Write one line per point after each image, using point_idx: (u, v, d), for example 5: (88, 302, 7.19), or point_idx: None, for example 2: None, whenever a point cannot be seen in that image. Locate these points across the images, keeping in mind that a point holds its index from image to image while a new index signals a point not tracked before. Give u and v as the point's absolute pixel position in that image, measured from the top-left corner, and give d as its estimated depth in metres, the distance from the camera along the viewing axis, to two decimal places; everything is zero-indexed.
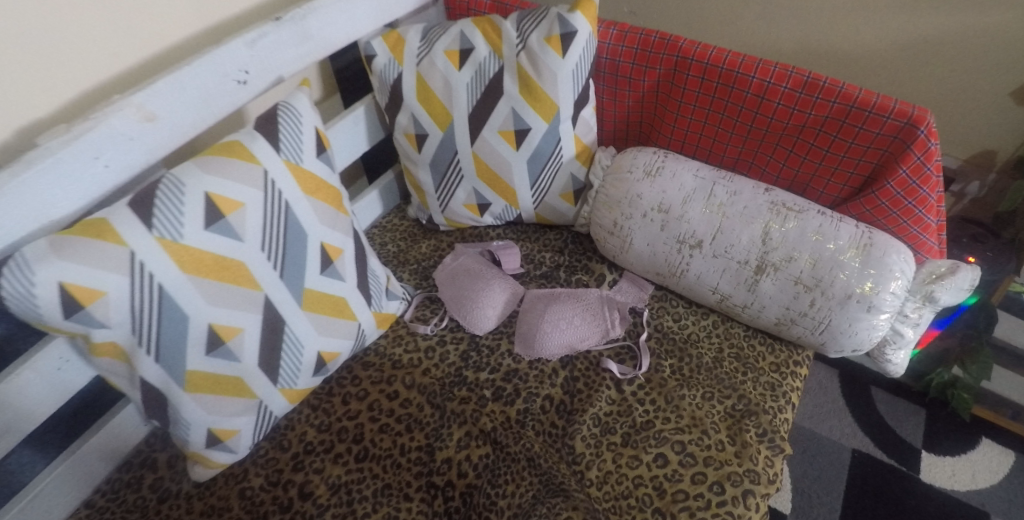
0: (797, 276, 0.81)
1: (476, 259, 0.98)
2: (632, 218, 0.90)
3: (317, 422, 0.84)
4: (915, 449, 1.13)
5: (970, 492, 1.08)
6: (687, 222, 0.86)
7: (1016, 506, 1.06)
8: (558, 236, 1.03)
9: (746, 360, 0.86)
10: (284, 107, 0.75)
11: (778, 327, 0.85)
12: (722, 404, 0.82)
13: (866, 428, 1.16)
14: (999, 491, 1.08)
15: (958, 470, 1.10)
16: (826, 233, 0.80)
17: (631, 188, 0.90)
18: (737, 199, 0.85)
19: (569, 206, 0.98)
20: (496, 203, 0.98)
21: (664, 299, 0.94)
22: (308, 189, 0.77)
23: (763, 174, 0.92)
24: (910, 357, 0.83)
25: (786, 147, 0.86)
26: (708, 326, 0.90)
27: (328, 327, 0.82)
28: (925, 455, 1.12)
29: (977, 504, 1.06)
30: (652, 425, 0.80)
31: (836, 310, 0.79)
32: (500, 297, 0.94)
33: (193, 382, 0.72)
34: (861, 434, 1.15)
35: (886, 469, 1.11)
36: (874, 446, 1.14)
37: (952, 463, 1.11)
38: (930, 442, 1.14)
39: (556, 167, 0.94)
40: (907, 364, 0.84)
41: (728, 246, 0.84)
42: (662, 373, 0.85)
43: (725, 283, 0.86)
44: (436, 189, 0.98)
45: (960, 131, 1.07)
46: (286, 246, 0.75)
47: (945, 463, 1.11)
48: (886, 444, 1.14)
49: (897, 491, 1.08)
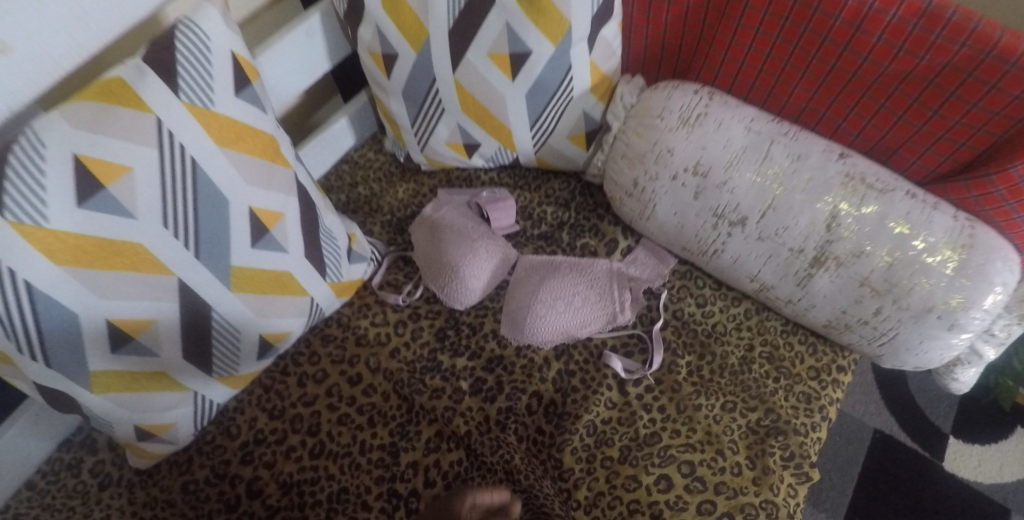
0: (865, 276, 0.64)
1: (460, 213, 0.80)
2: (659, 180, 0.71)
3: (269, 407, 0.73)
4: (943, 434, 1.00)
5: (993, 485, 0.96)
6: (731, 193, 0.67)
7: None
8: (565, 187, 0.83)
9: (780, 363, 0.71)
10: (184, 24, 0.57)
11: (827, 329, 0.70)
12: (744, 417, 0.68)
13: (892, 406, 1.03)
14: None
15: (985, 461, 0.98)
16: (915, 223, 0.61)
17: (660, 139, 0.70)
18: (800, 166, 0.66)
19: (580, 152, 0.79)
20: (486, 144, 0.79)
21: (687, 276, 0.77)
22: (224, 140, 0.60)
23: (837, 130, 0.69)
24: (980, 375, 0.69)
25: (877, 98, 0.64)
26: (737, 315, 0.74)
27: (270, 306, 0.68)
28: (953, 441, 1.00)
29: (1000, 500, 0.95)
30: (657, 440, 0.67)
31: (906, 324, 0.63)
32: (487, 264, 0.77)
33: (101, 383, 0.60)
34: (886, 413, 1.02)
35: (907, 454, 0.99)
36: (899, 428, 1.01)
37: (980, 452, 0.98)
38: (960, 428, 1.00)
39: (562, 104, 0.74)
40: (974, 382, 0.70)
41: (780, 229, 0.66)
42: (676, 374, 0.71)
43: (769, 272, 0.69)
44: (412, 124, 0.79)
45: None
46: (198, 215, 0.59)
47: (972, 452, 0.98)
48: (912, 426, 1.01)
49: (915, 479, 0.97)
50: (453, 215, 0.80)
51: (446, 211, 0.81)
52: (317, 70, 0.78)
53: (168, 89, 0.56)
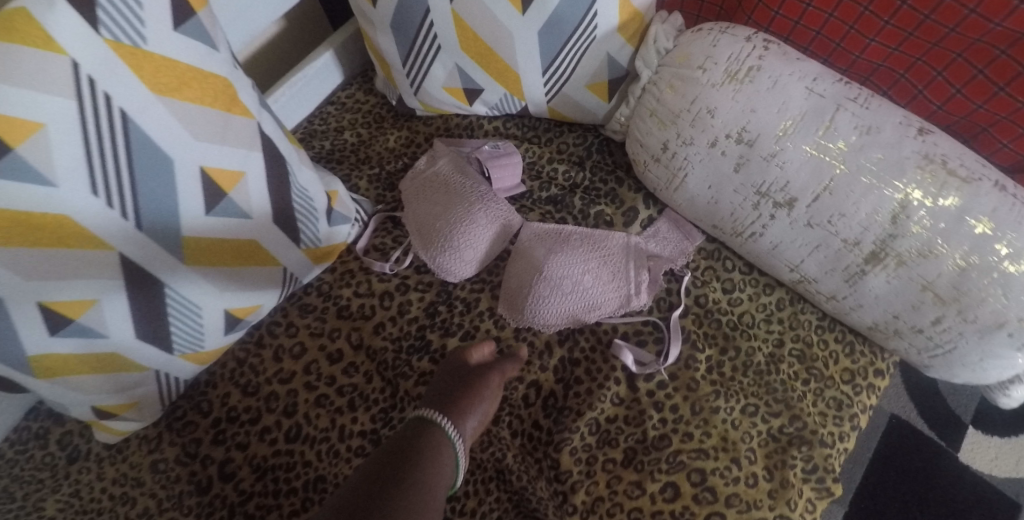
0: (928, 280, 0.54)
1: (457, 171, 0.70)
2: (694, 146, 0.59)
3: (242, 382, 0.67)
4: (963, 424, 0.94)
5: (1007, 480, 0.91)
6: (780, 167, 0.56)
7: None
8: (580, 141, 0.71)
9: (811, 365, 0.63)
10: None
11: (870, 331, 0.61)
12: (765, 424, 0.61)
13: (913, 392, 0.97)
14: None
15: (1003, 454, 0.92)
16: (999, 222, 0.51)
17: (700, 96, 0.57)
18: (870, 142, 0.54)
19: (600, 103, 0.66)
20: (490, 90, 0.67)
21: (715, 256, 0.67)
22: (163, 88, 0.50)
23: (916, 98, 0.56)
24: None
25: (975, 62, 0.51)
26: (769, 305, 0.65)
27: (235, 278, 0.60)
28: (970, 432, 0.94)
29: (1012, 495, 0.90)
30: (667, 443, 0.60)
31: (967, 339, 0.55)
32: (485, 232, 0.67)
33: (44, 367, 0.54)
34: (906, 399, 0.96)
35: (920, 442, 0.93)
36: (916, 414, 0.96)
37: (999, 445, 0.93)
38: (980, 418, 0.94)
39: (581, 47, 0.61)
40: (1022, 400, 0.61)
41: (836, 215, 0.55)
42: (694, 371, 0.63)
43: (813, 263, 0.59)
44: (403, 63, 0.67)
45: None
46: (135, 176, 0.50)
47: (990, 444, 0.93)
48: (928, 411, 0.96)
49: (926, 469, 0.92)
50: (449, 174, 0.69)
51: (441, 168, 0.70)
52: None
53: (86, 25, 0.45)
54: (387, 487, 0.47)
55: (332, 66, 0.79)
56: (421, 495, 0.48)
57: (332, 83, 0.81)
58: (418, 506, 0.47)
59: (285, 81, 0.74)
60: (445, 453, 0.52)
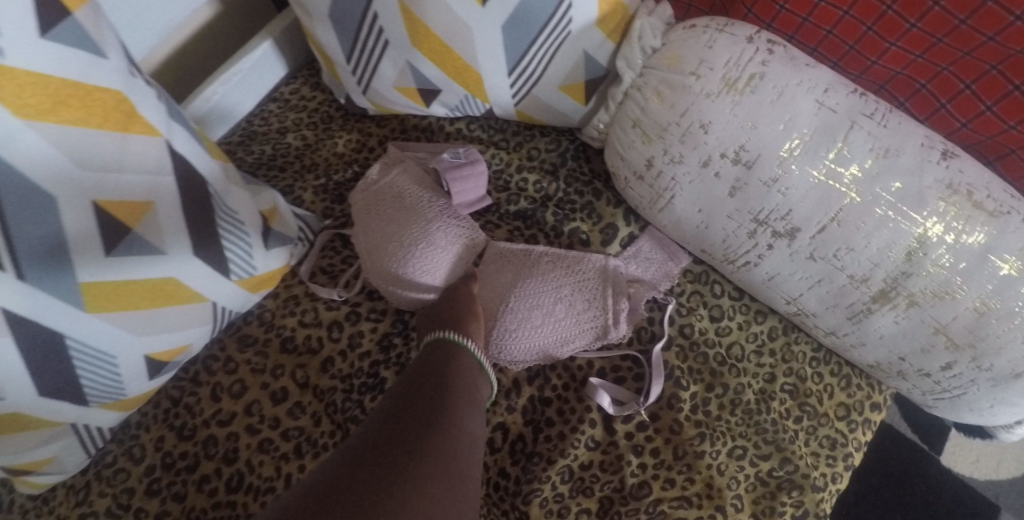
0: (941, 323, 0.48)
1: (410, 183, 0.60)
2: (683, 164, 0.51)
3: (178, 425, 0.59)
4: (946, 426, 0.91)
5: (986, 483, 0.88)
6: (782, 194, 0.48)
7: None
8: (553, 146, 0.63)
9: (804, 401, 0.57)
10: None
11: (870, 367, 0.55)
12: (752, 467, 0.56)
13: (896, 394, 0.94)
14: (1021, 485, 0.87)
15: (984, 456, 0.89)
16: None
17: (693, 107, 0.49)
18: (887, 166, 0.46)
19: (576, 106, 0.57)
20: (448, 92, 0.57)
21: (701, 281, 0.61)
22: (35, 110, 0.41)
23: (937, 112, 0.49)
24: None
25: (1011, 77, 0.43)
26: (760, 335, 0.59)
27: (153, 322, 0.52)
28: (953, 434, 0.91)
29: (990, 497, 0.87)
30: (647, 492, 0.55)
31: (979, 383, 0.49)
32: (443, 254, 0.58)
33: None
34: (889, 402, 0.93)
35: (903, 447, 0.90)
36: (899, 417, 0.93)
37: (981, 447, 0.90)
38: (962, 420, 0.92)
39: (553, 45, 0.52)
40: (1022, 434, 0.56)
41: (842, 249, 0.48)
42: (678, 411, 0.57)
43: (812, 298, 0.52)
44: (347, 60, 0.58)
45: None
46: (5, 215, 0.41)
47: (971, 447, 0.90)
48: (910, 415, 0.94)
49: (905, 472, 0.89)
50: (401, 186, 0.60)
51: (394, 180, 0.61)
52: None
53: None
54: (426, 397, 0.47)
55: (274, 56, 0.70)
56: (458, 401, 0.48)
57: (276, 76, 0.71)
58: (457, 408, 0.47)
59: (216, 76, 0.65)
60: (466, 360, 0.52)
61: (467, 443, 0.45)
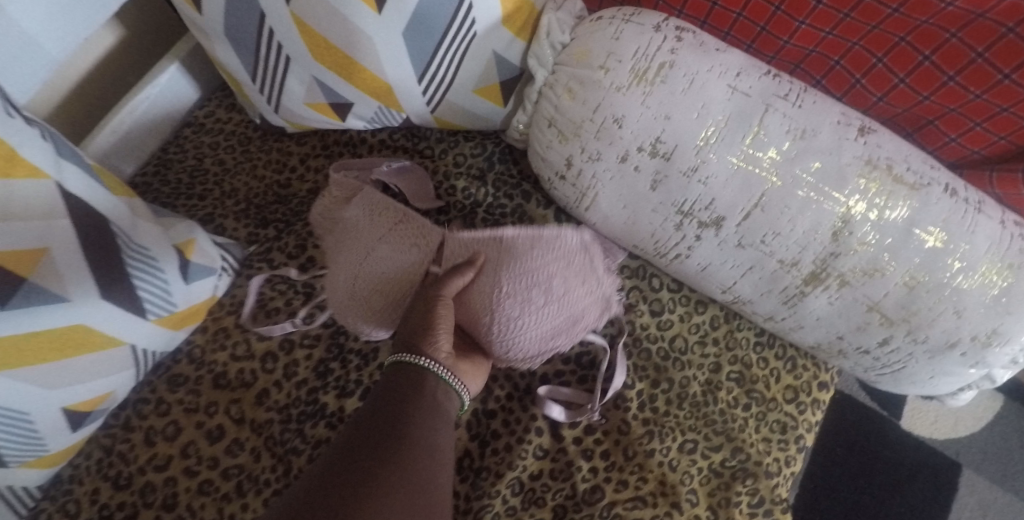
0: (875, 300, 0.47)
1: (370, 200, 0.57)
2: (602, 161, 0.50)
3: (112, 475, 0.56)
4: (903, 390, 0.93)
5: (947, 442, 0.90)
6: (704, 184, 0.47)
7: (990, 459, 0.88)
8: (478, 151, 0.61)
9: (752, 387, 0.57)
10: None
11: (812, 348, 0.54)
12: (705, 459, 0.55)
13: None
14: (978, 442, 0.90)
15: (941, 417, 0.91)
16: (954, 229, 0.44)
17: (605, 102, 0.47)
18: (805, 147, 0.45)
19: (495, 109, 0.55)
20: (361, 104, 0.55)
21: (639, 275, 0.60)
22: None
23: (853, 88, 0.48)
24: (977, 392, 0.54)
25: (920, 47, 0.43)
26: (702, 326, 0.58)
27: (65, 372, 0.49)
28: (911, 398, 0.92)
29: (952, 456, 0.89)
30: (601, 496, 0.54)
31: (918, 357, 0.48)
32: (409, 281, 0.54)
33: None
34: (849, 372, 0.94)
35: (863, 416, 0.91)
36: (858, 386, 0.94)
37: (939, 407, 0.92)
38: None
39: (460, 48, 0.50)
40: (967, 399, 0.55)
41: (770, 234, 0.47)
42: (626, 410, 0.56)
43: (747, 285, 0.51)
44: (253, 79, 0.56)
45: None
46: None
47: (929, 408, 0.92)
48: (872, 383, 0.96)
49: (867, 441, 0.90)
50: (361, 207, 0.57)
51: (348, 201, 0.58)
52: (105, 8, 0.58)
53: None
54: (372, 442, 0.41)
55: (184, 79, 0.68)
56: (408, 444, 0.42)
57: (188, 99, 0.69)
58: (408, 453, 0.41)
59: (120, 107, 0.63)
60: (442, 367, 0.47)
61: (432, 456, 0.43)
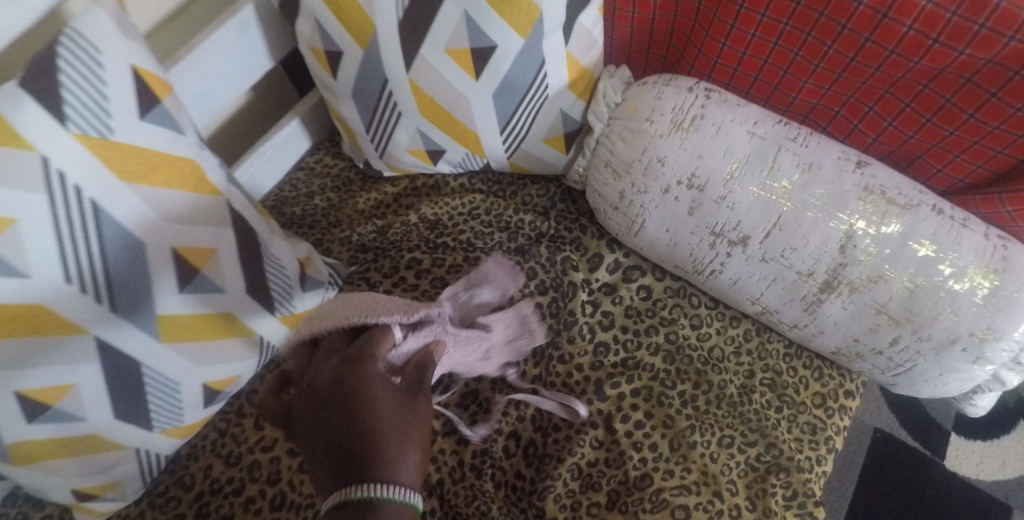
0: (881, 303, 0.55)
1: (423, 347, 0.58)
2: (649, 193, 0.61)
3: (224, 453, 0.66)
4: (944, 430, 1.01)
5: (994, 483, 0.97)
6: (730, 209, 0.58)
7: None
8: (543, 193, 0.75)
9: (783, 392, 0.65)
10: (69, 37, 0.48)
11: (834, 355, 0.62)
12: (743, 454, 0.62)
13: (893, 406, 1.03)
14: None
15: (987, 458, 0.99)
16: (941, 242, 0.53)
17: (649, 146, 0.59)
18: (811, 179, 0.56)
19: (559, 156, 0.69)
20: (452, 150, 0.68)
21: (681, 294, 0.69)
22: (132, 175, 0.52)
23: (851, 132, 0.59)
24: (996, 399, 0.62)
25: (901, 97, 0.54)
26: (736, 337, 0.67)
27: (211, 352, 0.61)
28: (953, 438, 1.00)
29: (1000, 497, 0.96)
30: (649, 482, 0.61)
31: (926, 356, 0.56)
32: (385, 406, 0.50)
33: (20, 454, 0.54)
34: (886, 412, 1.02)
35: (906, 453, 0.99)
36: (898, 426, 1.01)
37: (981, 449, 0.99)
38: (962, 425, 1.01)
39: (536, 106, 0.63)
40: (990, 405, 0.63)
41: (787, 250, 0.57)
42: (669, 406, 0.64)
43: (772, 296, 0.60)
44: (366, 129, 0.68)
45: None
46: (107, 263, 0.52)
47: (973, 449, 0.99)
48: (912, 422, 1.02)
49: (913, 476, 0.98)
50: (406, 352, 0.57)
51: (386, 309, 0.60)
52: (256, 69, 0.67)
53: (54, 120, 0.46)
54: None
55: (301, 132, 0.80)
56: None
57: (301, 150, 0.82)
58: None
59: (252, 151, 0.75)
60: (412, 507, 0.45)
61: None
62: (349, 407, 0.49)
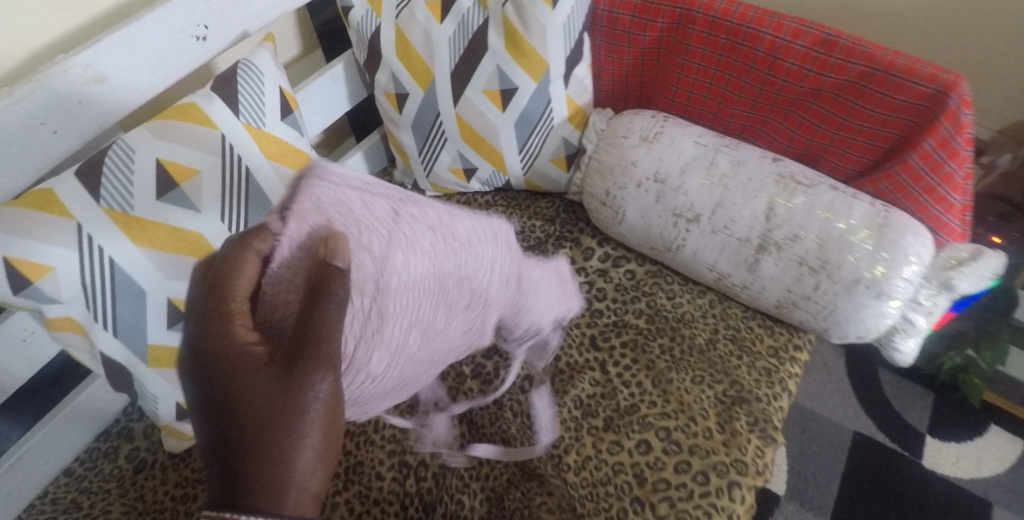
0: (802, 257, 0.74)
1: (316, 322, 0.46)
2: (627, 189, 0.81)
3: None
4: (920, 434, 1.13)
5: (973, 481, 1.08)
6: (684, 194, 0.78)
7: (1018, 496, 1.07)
8: (550, 205, 0.96)
9: (742, 343, 0.81)
10: (244, 65, 0.70)
11: (778, 310, 0.80)
12: (712, 389, 0.78)
13: (871, 412, 1.16)
14: (1005, 480, 1.08)
15: (962, 458, 1.10)
16: (837, 210, 0.73)
17: (625, 154, 0.81)
18: (741, 169, 0.77)
19: (561, 173, 0.90)
20: (483, 168, 0.90)
21: (659, 274, 0.88)
22: (272, 154, 0.71)
23: (772, 143, 0.81)
24: (919, 346, 0.78)
25: (800, 113, 0.76)
26: (704, 305, 0.85)
27: None
28: (930, 441, 1.12)
29: (980, 494, 1.07)
30: (637, 410, 0.76)
31: (842, 296, 0.73)
32: (279, 441, 0.48)
33: (155, 357, 0.69)
34: (864, 416, 1.14)
35: (885, 453, 1.11)
36: (876, 430, 1.13)
37: (956, 450, 1.11)
38: (935, 428, 1.13)
39: (545, 133, 0.86)
40: (915, 353, 0.79)
41: (728, 222, 0.76)
42: (650, 353, 0.81)
43: (723, 261, 0.79)
44: (419, 153, 0.91)
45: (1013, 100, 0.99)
46: (248, 218, 0.69)
47: (949, 450, 1.11)
48: (888, 426, 1.14)
49: (895, 474, 1.09)
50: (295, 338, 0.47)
51: (243, 357, 0.48)
52: (339, 109, 0.91)
53: (232, 111, 0.68)
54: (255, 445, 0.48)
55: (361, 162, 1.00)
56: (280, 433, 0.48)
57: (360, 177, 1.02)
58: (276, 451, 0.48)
59: None
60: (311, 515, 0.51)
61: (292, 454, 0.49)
62: (236, 419, 0.48)
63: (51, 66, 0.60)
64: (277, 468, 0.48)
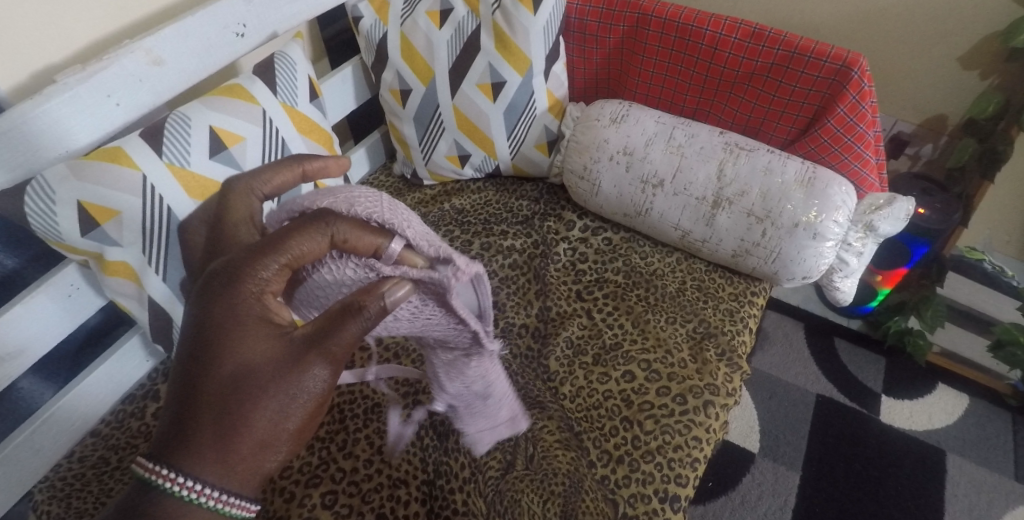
0: (750, 209, 0.87)
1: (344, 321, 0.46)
2: (601, 162, 0.96)
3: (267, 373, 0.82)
4: (876, 394, 1.25)
5: (927, 432, 1.20)
6: (650, 163, 0.92)
7: (967, 443, 1.19)
8: (534, 188, 1.09)
9: (707, 290, 0.95)
10: (280, 57, 0.84)
11: (735, 259, 0.93)
12: (684, 327, 0.90)
13: (831, 376, 1.28)
14: (954, 431, 1.21)
15: (915, 413, 1.23)
16: (774, 169, 0.88)
17: (598, 134, 0.96)
18: (694, 141, 0.92)
19: (543, 157, 1.04)
20: (475, 155, 1.04)
21: (632, 239, 1.01)
22: (302, 130, 0.84)
23: (719, 121, 0.98)
24: (856, 285, 0.92)
25: (740, 93, 0.93)
26: (672, 262, 0.99)
27: None
28: (886, 400, 1.25)
29: (934, 443, 1.19)
30: (620, 346, 0.88)
31: (785, 239, 0.86)
32: (260, 430, 0.46)
33: None
34: (825, 381, 1.27)
35: (847, 411, 1.22)
36: (837, 392, 1.25)
37: (910, 407, 1.24)
38: (889, 388, 1.26)
39: (528, 121, 1.01)
40: (853, 291, 0.93)
41: (687, 184, 0.91)
42: (629, 301, 0.93)
43: (685, 219, 0.92)
44: (419, 143, 1.05)
45: (925, 96, 1.19)
46: None
47: (903, 407, 1.23)
48: (848, 389, 1.26)
49: (858, 430, 1.20)
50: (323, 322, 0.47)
51: (265, 337, 0.47)
52: (348, 106, 1.04)
53: (272, 92, 0.81)
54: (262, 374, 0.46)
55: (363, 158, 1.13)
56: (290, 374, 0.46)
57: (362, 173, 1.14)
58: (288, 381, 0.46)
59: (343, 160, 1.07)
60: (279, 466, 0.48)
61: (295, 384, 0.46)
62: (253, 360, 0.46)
63: (120, 49, 0.72)
64: (245, 449, 0.45)
